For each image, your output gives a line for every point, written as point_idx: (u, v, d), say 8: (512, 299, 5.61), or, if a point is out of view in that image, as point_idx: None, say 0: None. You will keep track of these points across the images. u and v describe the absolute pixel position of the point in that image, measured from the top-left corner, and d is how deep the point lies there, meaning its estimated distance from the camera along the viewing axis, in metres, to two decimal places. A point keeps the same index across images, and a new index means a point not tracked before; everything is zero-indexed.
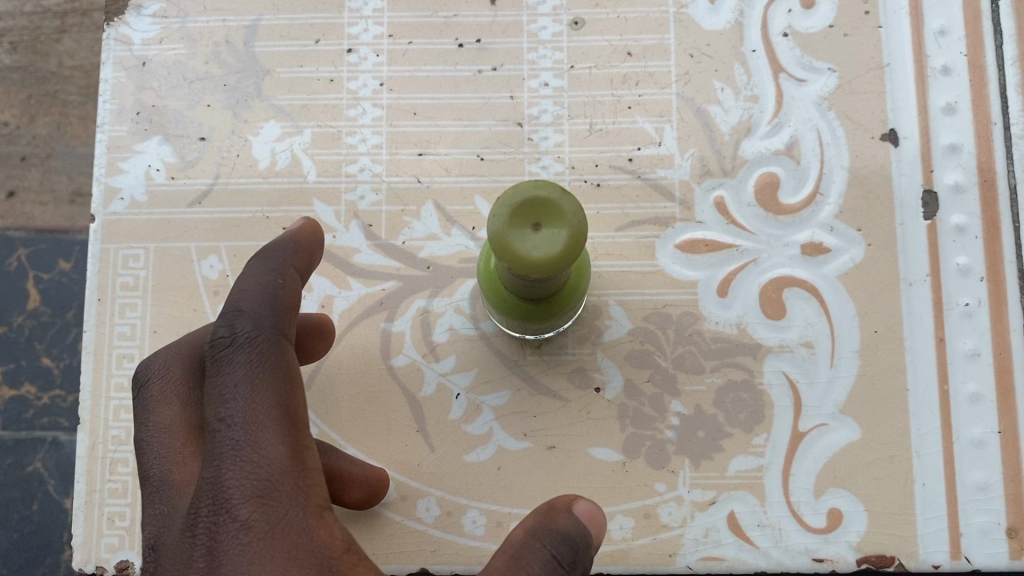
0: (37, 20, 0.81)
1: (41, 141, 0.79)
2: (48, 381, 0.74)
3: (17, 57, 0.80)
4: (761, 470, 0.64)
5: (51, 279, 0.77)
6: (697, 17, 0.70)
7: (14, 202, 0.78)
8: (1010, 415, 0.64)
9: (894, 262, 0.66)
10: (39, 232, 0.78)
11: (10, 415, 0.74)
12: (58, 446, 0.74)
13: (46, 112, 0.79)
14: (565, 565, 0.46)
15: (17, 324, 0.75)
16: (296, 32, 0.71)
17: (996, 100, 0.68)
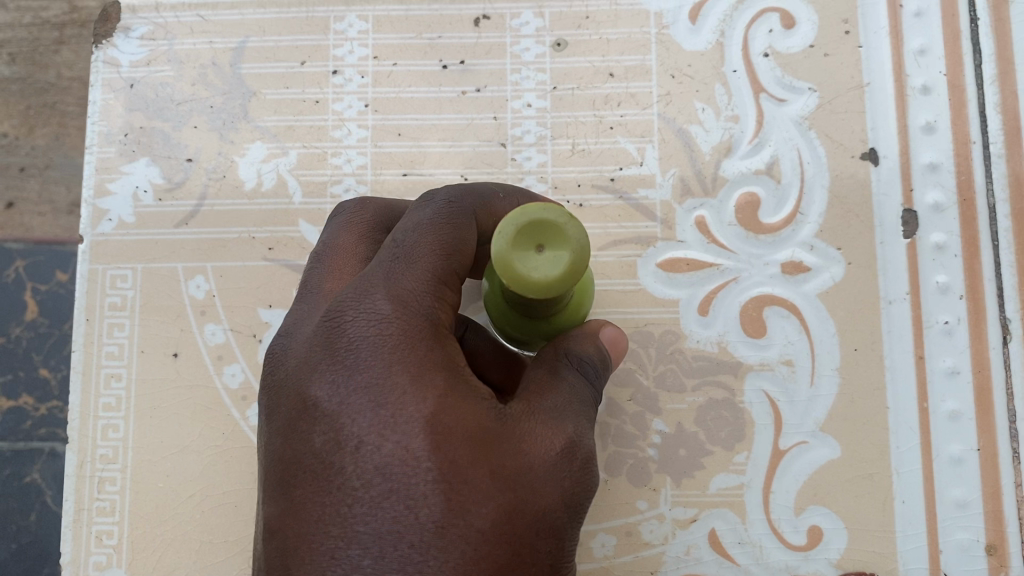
0: (35, 30, 0.74)
1: (40, 151, 0.72)
2: (45, 393, 0.69)
3: (15, 68, 0.74)
4: (741, 488, 0.64)
5: (49, 290, 0.70)
6: (678, 38, 0.71)
7: (13, 213, 0.72)
8: (989, 432, 0.65)
9: (874, 280, 0.67)
10: (37, 242, 0.71)
11: (7, 426, 0.69)
12: (56, 458, 0.68)
13: (45, 122, 0.73)
14: (588, 378, 0.53)
15: (14, 335, 0.70)
16: (281, 54, 0.72)
17: (974, 119, 0.69)
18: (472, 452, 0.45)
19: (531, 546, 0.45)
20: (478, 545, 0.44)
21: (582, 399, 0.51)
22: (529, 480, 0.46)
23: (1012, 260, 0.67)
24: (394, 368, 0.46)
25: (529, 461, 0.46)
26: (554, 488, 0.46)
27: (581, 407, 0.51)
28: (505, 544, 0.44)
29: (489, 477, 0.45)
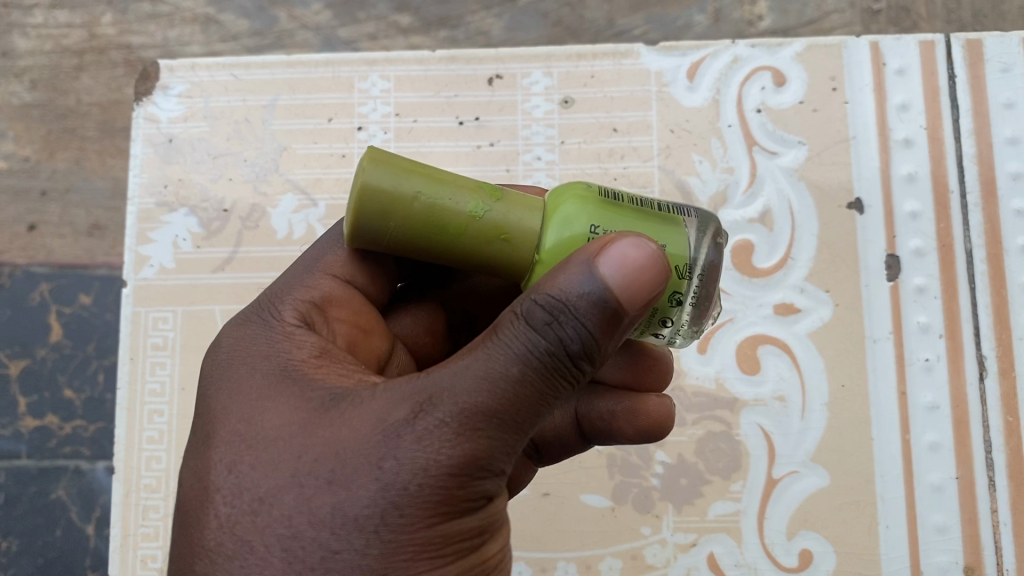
0: (56, 59, 0.93)
1: (60, 175, 0.89)
2: (70, 412, 0.82)
3: (36, 94, 0.92)
4: (738, 514, 0.69)
5: (73, 313, 0.84)
6: (677, 95, 0.77)
7: (35, 236, 0.87)
8: (966, 461, 0.70)
9: (860, 321, 0.72)
10: (60, 267, 0.86)
11: (34, 444, 0.82)
12: (80, 474, 0.81)
13: (65, 146, 0.90)
14: (548, 321, 0.36)
15: (40, 356, 0.84)
16: (310, 111, 0.77)
17: (953, 170, 0.75)
18: (269, 445, 0.38)
19: (324, 563, 0.36)
20: (256, 553, 0.37)
21: (480, 363, 0.36)
22: (322, 479, 0.36)
23: (987, 301, 0.73)
24: (223, 380, 0.43)
25: (332, 455, 0.37)
26: (358, 488, 0.36)
27: (484, 374, 0.36)
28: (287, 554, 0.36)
29: (280, 471, 0.37)
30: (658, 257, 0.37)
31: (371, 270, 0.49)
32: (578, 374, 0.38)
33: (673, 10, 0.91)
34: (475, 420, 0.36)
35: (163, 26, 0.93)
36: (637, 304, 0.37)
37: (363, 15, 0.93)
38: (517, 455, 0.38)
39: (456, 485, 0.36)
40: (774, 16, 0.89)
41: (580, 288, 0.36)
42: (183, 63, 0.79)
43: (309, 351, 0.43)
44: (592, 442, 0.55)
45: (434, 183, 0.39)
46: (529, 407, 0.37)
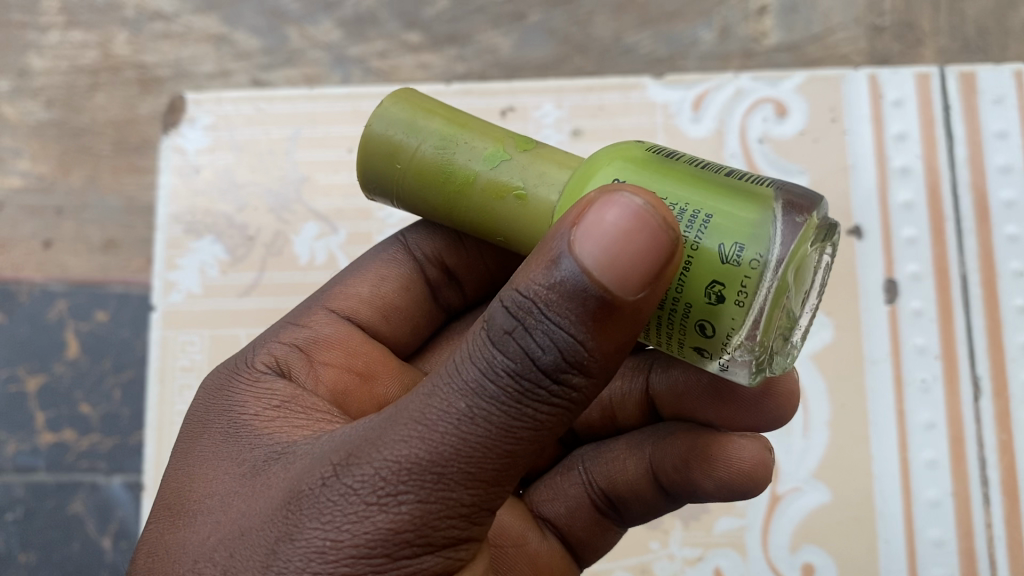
0: (71, 79, 1.00)
1: (76, 194, 0.96)
2: (87, 427, 0.88)
3: (53, 113, 0.99)
4: (742, 529, 0.72)
5: (88, 330, 0.90)
6: (682, 127, 0.81)
7: (50, 253, 0.94)
8: (962, 478, 0.73)
9: (859, 343, 0.75)
10: (78, 286, 0.92)
11: (53, 458, 0.88)
12: (97, 488, 0.87)
13: (81, 165, 0.97)
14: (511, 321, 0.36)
15: (58, 371, 0.89)
16: (332, 142, 0.81)
17: (949, 198, 0.79)
18: (198, 517, 0.40)
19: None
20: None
21: (404, 423, 0.36)
22: (232, 558, 0.37)
23: (982, 323, 0.76)
24: (187, 439, 0.46)
25: (247, 530, 0.38)
26: (263, 565, 0.36)
27: (403, 432, 0.36)
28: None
29: (201, 545, 0.39)
30: (645, 220, 0.35)
31: (383, 307, 0.56)
32: (551, 414, 0.36)
33: (678, 26, 0.96)
34: (386, 491, 0.35)
35: (176, 45, 1.00)
36: (634, 286, 0.34)
37: (373, 33, 0.99)
38: (464, 522, 0.36)
39: (364, 565, 0.36)
40: (779, 32, 0.94)
41: (560, 277, 0.35)
42: (209, 97, 0.84)
43: (265, 403, 0.46)
44: (678, 500, 0.54)
45: (447, 133, 0.43)
46: (467, 466, 0.35)
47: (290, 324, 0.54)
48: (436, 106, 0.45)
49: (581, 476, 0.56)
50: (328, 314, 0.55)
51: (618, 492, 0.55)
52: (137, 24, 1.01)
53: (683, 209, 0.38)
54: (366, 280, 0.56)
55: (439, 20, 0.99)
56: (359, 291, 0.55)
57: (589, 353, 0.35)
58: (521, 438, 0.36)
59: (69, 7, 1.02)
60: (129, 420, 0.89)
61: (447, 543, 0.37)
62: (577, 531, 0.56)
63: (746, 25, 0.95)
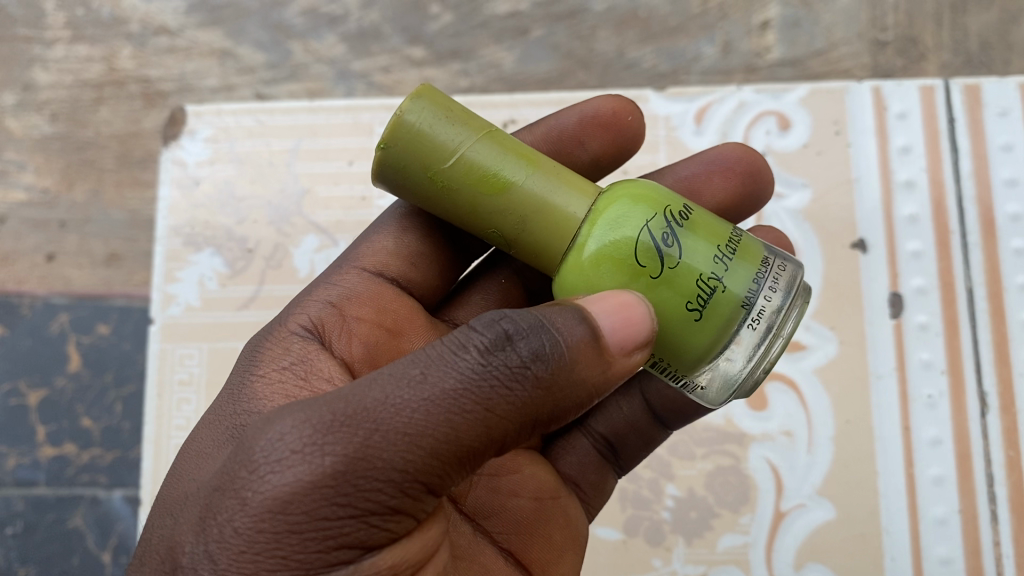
0: (76, 93, 1.00)
1: (80, 207, 0.96)
2: (87, 441, 0.88)
3: (57, 126, 0.99)
4: (746, 546, 0.71)
5: (91, 343, 0.90)
6: (685, 140, 0.81)
7: (53, 265, 0.93)
8: (969, 494, 0.72)
9: (864, 357, 0.74)
10: (80, 298, 0.92)
11: (53, 472, 0.87)
12: (98, 502, 0.87)
13: (84, 178, 0.97)
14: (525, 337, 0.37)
15: (60, 385, 0.89)
16: (332, 155, 0.81)
17: (954, 211, 0.78)
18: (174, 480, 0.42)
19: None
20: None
21: (363, 385, 0.37)
22: (182, 513, 0.39)
23: (989, 338, 0.75)
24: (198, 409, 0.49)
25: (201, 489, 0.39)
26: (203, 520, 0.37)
27: (360, 391, 0.37)
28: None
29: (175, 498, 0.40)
30: (647, 327, 0.39)
31: (410, 257, 0.55)
32: (510, 392, 0.36)
33: (681, 41, 0.95)
34: (315, 441, 0.36)
35: (180, 59, 1.00)
36: (619, 345, 0.39)
37: (376, 48, 0.99)
38: (393, 487, 0.36)
39: (283, 522, 0.35)
40: (782, 47, 0.94)
41: (562, 319, 0.38)
42: (210, 110, 0.84)
43: (268, 363, 0.48)
44: (672, 424, 0.61)
45: (450, 218, 0.44)
46: (407, 426, 0.35)
47: (321, 285, 0.54)
48: (425, 177, 0.42)
49: (581, 430, 0.61)
50: (358, 272, 0.54)
51: (618, 432, 0.61)
52: (142, 38, 1.01)
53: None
54: (389, 231, 0.55)
55: (441, 35, 0.99)
56: (385, 244, 0.55)
57: (568, 360, 0.37)
58: (463, 406, 0.36)
59: (74, 21, 1.02)
60: (130, 434, 0.88)
61: (374, 508, 0.36)
62: (588, 476, 0.60)
63: (749, 40, 0.95)
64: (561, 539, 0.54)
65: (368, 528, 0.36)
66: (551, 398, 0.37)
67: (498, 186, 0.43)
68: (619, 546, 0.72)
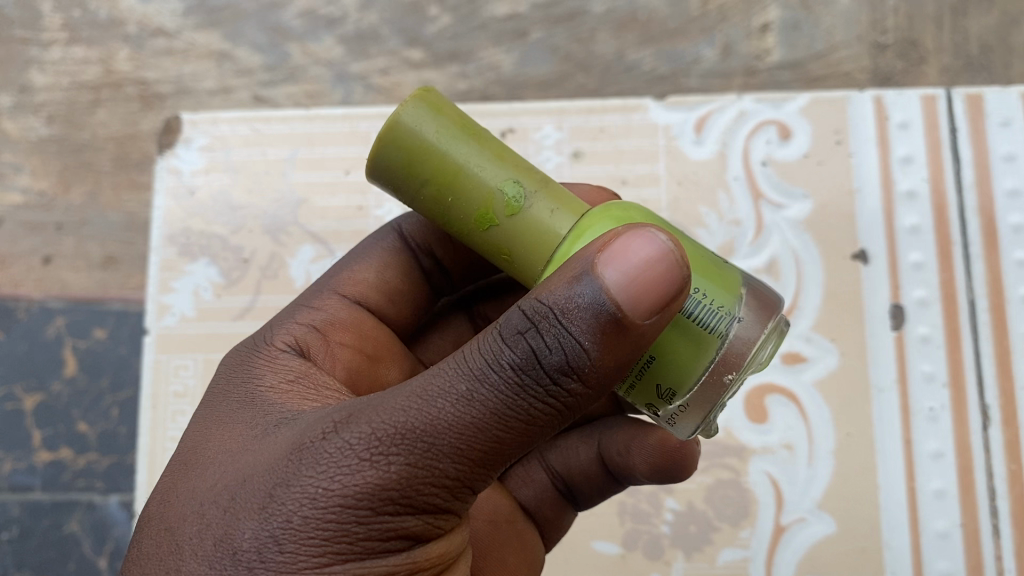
0: (72, 95, 0.99)
1: (76, 210, 0.95)
2: (84, 446, 0.87)
3: (54, 128, 0.98)
4: (745, 561, 0.71)
5: (87, 348, 0.89)
6: (685, 149, 0.80)
7: (50, 269, 0.93)
8: (972, 509, 0.71)
9: (865, 370, 0.73)
10: (76, 302, 0.91)
11: (49, 477, 0.86)
12: (94, 508, 0.86)
13: (81, 182, 0.96)
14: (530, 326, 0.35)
15: (55, 390, 0.88)
16: (328, 163, 0.81)
17: (956, 222, 0.77)
18: (204, 468, 0.41)
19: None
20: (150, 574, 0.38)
21: (408, 394, 0.36)
22: (215, 512, 0.37)
23: (990, 350, 0.74)
24: (200, 408, 0.47)
25: (245, 479, 0.38)
26: (256, 511, 0.36)
27: (409, 399, 0.36)
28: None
29: (203, 493, 0.39)
30: (669, 256, 0.35)
31: (388, 292, 0.55)
32: (551, 402, 0.35)
33: (680, 44, 0.95)
34: (373, 452, 0.35)
35: (177, 62, 0.99)
36: (646, 310, 0.35)
37: (375, 50, 0.98)
38: (446, 493, 0.36)
39: (350, 516, 0.36)
40: (782, 50, 0.93)
41: (579, 296, 0.34)
42: (205, 117, 0.83)
43: (282, 375, 0.46)
44: (626, 482, 0.58)
45: (450, 180, 0.41)
46: (464, 441, 0.35)
47: (301, 306, 0.53)
48: (456, 123, 0.41)
49: (539, 460, 0.60)
50: (338, 298, 0.53)
51: (571, 476, 0.59)
52: (139, 40, 1.00)
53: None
54: (370, 265, 0.55)
55: (439, 37, 0.98)
56: (366, 276, 0.55)
57: (595, 361, 0.35)
58: (513, 414, 0.35)
59: (70, 23, 1.01)
60: (127, 439, 0.87)
61: (428, 508, 0.36)
62: (545, 509, 0.59)
63: (749, 43, 0.94)
64: (516, 562, 0.54)
65: (419, 526, 0.37)
66: (591, 399, 0.36)
67: (509, 150, 0.43)
68: (619, 561, 0.71)
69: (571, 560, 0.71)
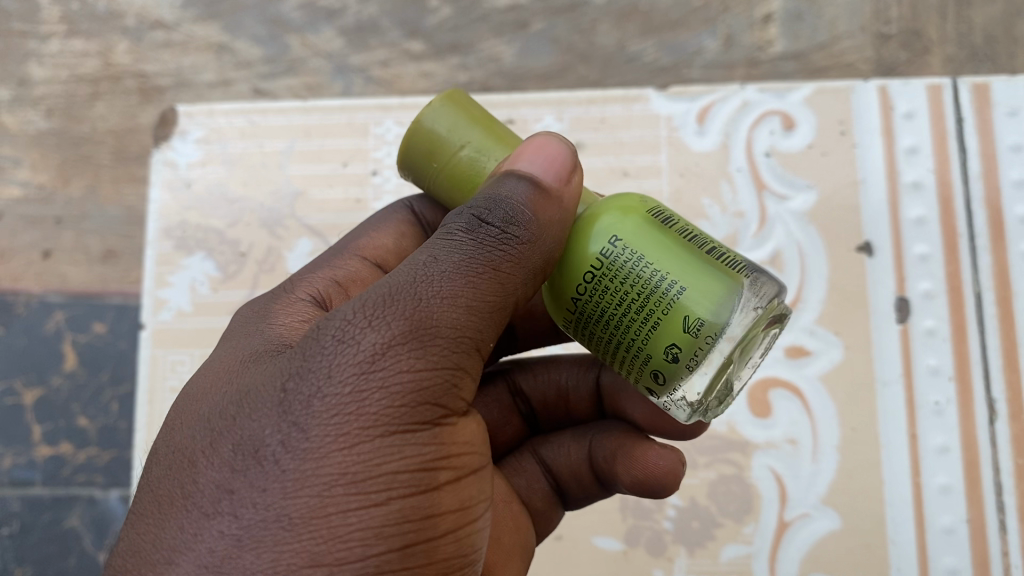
0: (71, 89, 0.98)
1: (76, 203, 0.94)
2: (83, 441, 0.86)
3: (52, 122, 0.97)
4: (749, 558, 0.70)
5: (86, 342, 0.88)
6: (687, 140, 0.79)
7: (50, 262, 0.92)
8: (978, 504, 0.70)
9: (870, 363, 0.73)
10: (75, 296, 0.90)
11: (48, 472, 0.86)
12: (94, 502, 0.85)
13: (80, 175, 0.95)
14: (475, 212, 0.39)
15: (55, 384, 0.87)
16: (326, 156, 0.80)
17: (962, 214, 0.76)
18: (207, 395, 0.40)
19: (226, 492, 0.35)
20: (167, 494, 0.36)
21: (387, 280, 0.37)
22: (227, 422, 0.37)
23: (997, 343, 0.73)
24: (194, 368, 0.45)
25: (252, 388, 0.37)
26: (268, 405, 0.36)
27: (390, 282, 0.37)
28: (192, 492, 0.36)
29: (210, 411, 0.38)
30: (558, 143, 0.42)
31: (406, 260, 0.54)
32: (508, 255, 0.38)
33: (682, 35, 0.94)
34: (369, 322, 0.36)
35: (176, 54, 0.98)
36: (553, 176, 0.40)
37: (375, 42, 0.97)
38: (449, 361, 0.37)
39: (366, 388, 0.35)
40: (784, 41, 0.92)
41: (497, 183, 0.40)
42: (202, 110, 0.82)
43: (294, 317, 0.45)
44: (613, 490, 0.54)
45: (491, 138, 0.42)
46: (449, 302, 0.37)
47: (321, 266, 0.51)
48: (483, 115, 0.43)
49: (532, 453, 0.57)
50: (360, 261, 0.52)
51: (561, 475, 0.56)
52: (138, 33, 0.99)
53: (662, 273, 0.38)
54: (390, 232, 0.54)
55: (440, 29, 0.97)
56: (387, 242, 0.54)
57: (535, 215, 0.39)
58: (490, 273, 0.38)
59: (69, 16, 1.00)
60: (127, 433, 0.86)
61: (440, 377, 0.36)
62: (536, 501, 0.55)
63: (751, 33, 0.93)
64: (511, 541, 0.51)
65: (437, 398, 0.36)
66: (540, 251, 0.39)
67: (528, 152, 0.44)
68: (621, 557, 0.71)
69: (572, 557, 0.71)
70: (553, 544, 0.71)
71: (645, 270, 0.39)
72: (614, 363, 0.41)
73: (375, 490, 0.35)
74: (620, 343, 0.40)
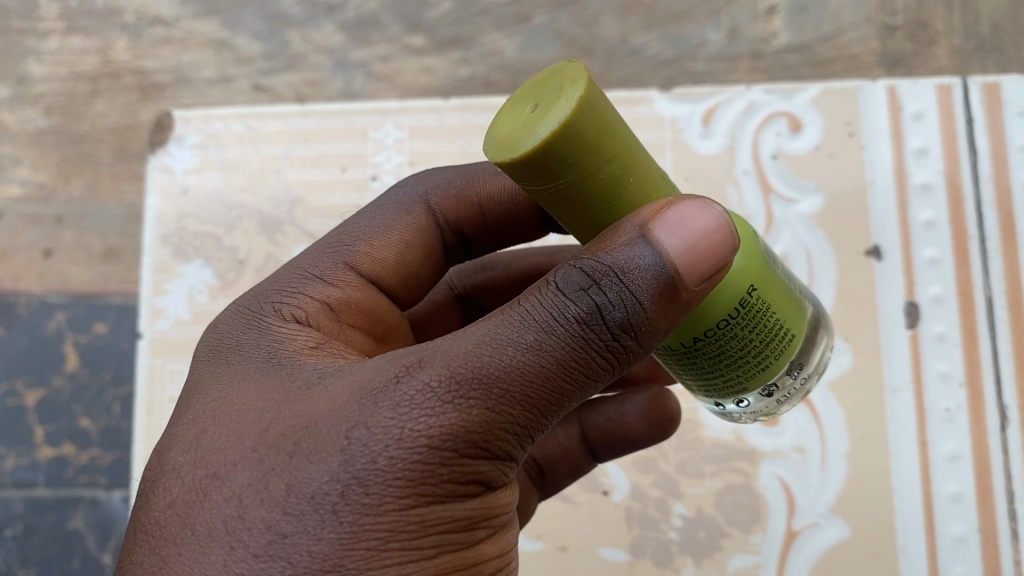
0: (71, 86, 0.97)
1: (77, 202, 0.93)
2: (86, 441, 0.85)
3: (52, 120, 0.96)
4: (757, 567, 0.69)
5: (88, 343, 0.87)
6: (692, 143, 0.78)
7: (52, 261, 0.91)
8: (989, 513, 0.69)
9: (879, 370, 0.71)
10: (76, 297, 0.89)
11: (51, 473, 0.85)
12: (97, 504, 0.84)
13: (81, 173, 0.94)
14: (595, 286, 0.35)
15: (58, 385, 0.86)
16: (325, 161, 0.79)
17: (972, 216, 0.75)
18: (242, 415, 0.38)
19: (278, 534, 0.34)
20: (202, 523, 0.35)
21: (472, 338, 0.35)
22: (277, 461, 0.35)
23: (1009, 349, 0.72)
24: (211, 364, 0.43)
25: (305, 425, 0.36)
26: (328, 453, 0.35)
27: (474, 340, 0.35)
28: (237, 527, 0.34)
29: (252, 439, 0.37)
30: (725, 227, 0.36)
31: (406, 277, 0.52)
32: (609, 355, 0.36)
33: (686, 28, 0.92)
34: (453, 393, 0.34)
35: (176, 50, 0.97)
36: (699, 277, 0.35)
37: (375, 36, 0.95)
38: (516, 437, 0.36)
39: (434, 457, 0.34)
40: (789, 33, 0.91)
41: (638, 259, 0.35)
42: (198, 114, 0.81)
43: (302, 343, 0.43)
44: (603, 458, 0.57)
45: (623, 170, 0.35)
46: (535, 381, 0.35)
47: (310, 277, 0.48)
48: (610, 124, 0.34)
49: None
50: (354, 276, 0.49)
51: (549, 457, 0.56)
52: (136, 29, 0.98)
53: (780, 322, 0.40)
54: (391, 245, 0.51)
55: (441, 23, 0.95)
56: (387, 258, 0.50)
57: (653, 320, 0.35)
58: (581, 363, 0.35)
59: (68, 12, 0.99)
60: (129, 434, 0.86)
61: (501, 454, 0.36)
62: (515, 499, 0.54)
63: (755, 25, 0.91)
64: None
65: (492, 471, 0.36)
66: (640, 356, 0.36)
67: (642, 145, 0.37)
68: (626, 567, 0.70)
69: (576, 567, 0.70)
70: (557, 555, 0.70)
71: (761, 327, 0.40)
72: (688, 375, 0.43)
73: (425, 547, 0.35)
74: (722, 376, 0.41)
